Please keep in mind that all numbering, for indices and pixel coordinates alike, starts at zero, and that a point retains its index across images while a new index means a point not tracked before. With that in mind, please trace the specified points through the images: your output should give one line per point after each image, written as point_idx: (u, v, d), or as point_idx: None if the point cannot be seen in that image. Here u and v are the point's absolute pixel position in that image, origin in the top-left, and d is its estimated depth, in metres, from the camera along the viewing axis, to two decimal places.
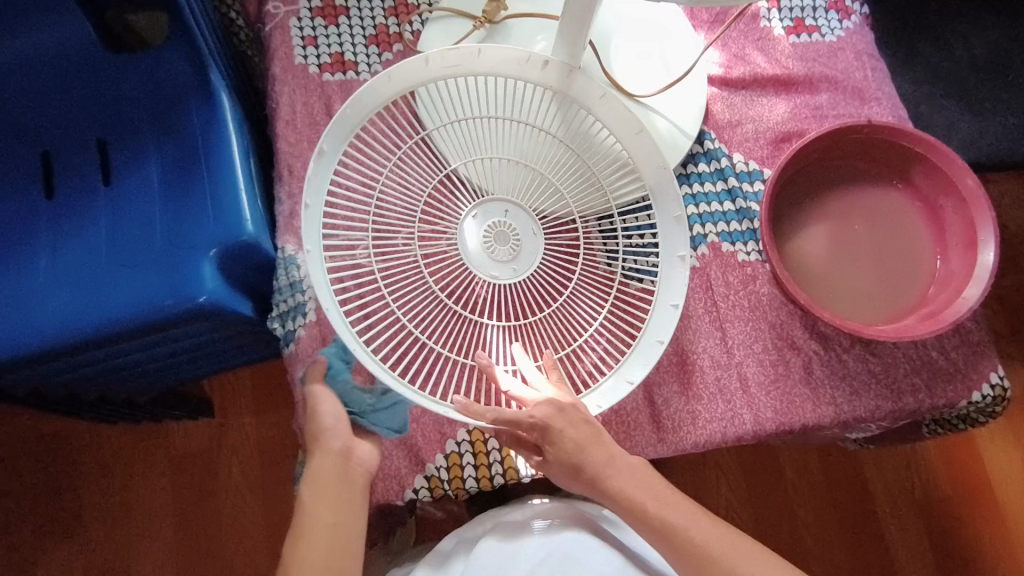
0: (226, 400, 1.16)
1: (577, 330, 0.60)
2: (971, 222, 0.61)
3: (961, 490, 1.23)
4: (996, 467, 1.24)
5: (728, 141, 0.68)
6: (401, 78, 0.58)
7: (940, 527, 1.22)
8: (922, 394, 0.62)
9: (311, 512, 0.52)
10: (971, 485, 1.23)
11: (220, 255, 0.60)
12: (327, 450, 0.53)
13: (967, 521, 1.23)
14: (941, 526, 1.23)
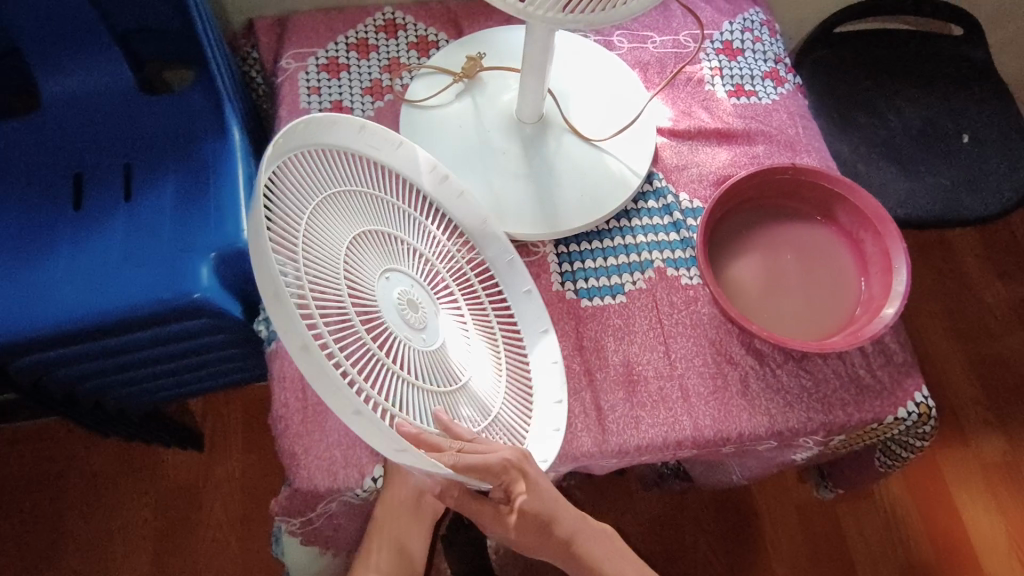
0: (217, 434, 1.21)
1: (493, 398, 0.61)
2: (887, 252, 0.68)
3: (944, 556, 1.21)
4: (978, 532, 1.23)
5: (675, 182, 0.77)
6: (336, 133, 0.55)
7: None
8: (850, 408, 0.66)
9: None
10: (954, 551, 1.22)
11: (217, 260, 0.68)
12: (414, 482, 0.65)
13: None
14: None
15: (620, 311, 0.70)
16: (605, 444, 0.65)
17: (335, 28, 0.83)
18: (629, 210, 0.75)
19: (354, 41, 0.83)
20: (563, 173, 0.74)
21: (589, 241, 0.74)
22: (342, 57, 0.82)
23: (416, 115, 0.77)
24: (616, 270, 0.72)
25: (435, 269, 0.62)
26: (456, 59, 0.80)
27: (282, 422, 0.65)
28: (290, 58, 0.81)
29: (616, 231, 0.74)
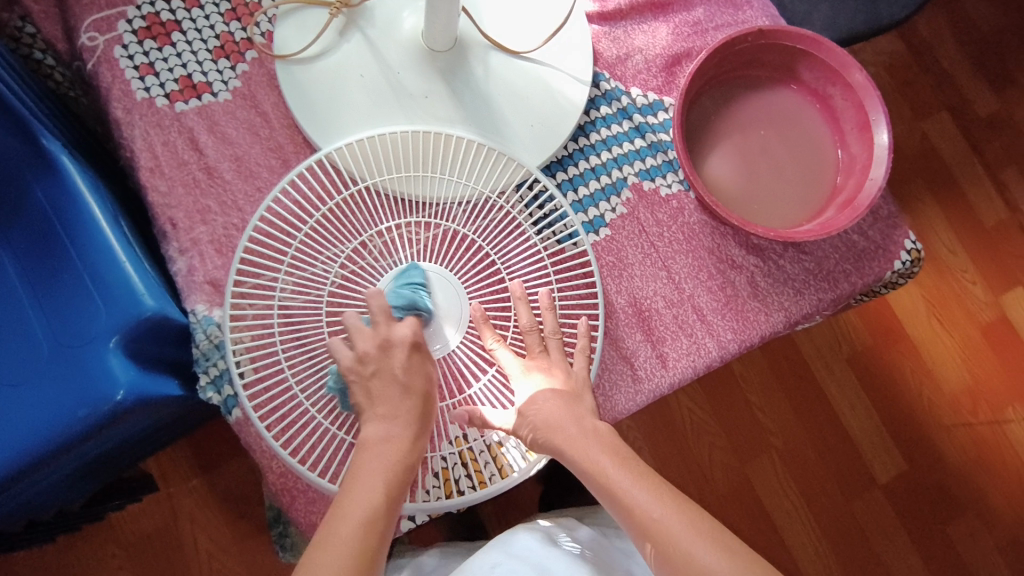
0: (167, 468, 1.03)
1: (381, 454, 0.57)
2: (861, 106, 0.64)
3: (903, 349, 1.21)
4: (914, 309, 1.22)
5: (621, 78, 0.67)
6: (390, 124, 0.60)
7: (897, 384, 1.20)
8: (854, 277, 0.65)
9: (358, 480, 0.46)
10: (923, 340, 1.21)
11: (124, 341, 0.51)
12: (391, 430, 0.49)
13: (911, 377, 1.20)
14: (905, 384, 1.20)
15: (610, 247, 0.64)
16: (640, 393, 0.61)
17: None
18: (583, 124, 0.65)
19: None
20: (504, 105, 0.62)
21: (552, 175, 0.64)
22: (164, 12, 0.60)
23: (302, 77, 0.60)
24: (591, 201, 0.64)
25: (293, 325, 0.56)
26: None
27: (287, 495, 0.56)
28: (90, 30, 0.59)
29: (578, 154, 0.65)
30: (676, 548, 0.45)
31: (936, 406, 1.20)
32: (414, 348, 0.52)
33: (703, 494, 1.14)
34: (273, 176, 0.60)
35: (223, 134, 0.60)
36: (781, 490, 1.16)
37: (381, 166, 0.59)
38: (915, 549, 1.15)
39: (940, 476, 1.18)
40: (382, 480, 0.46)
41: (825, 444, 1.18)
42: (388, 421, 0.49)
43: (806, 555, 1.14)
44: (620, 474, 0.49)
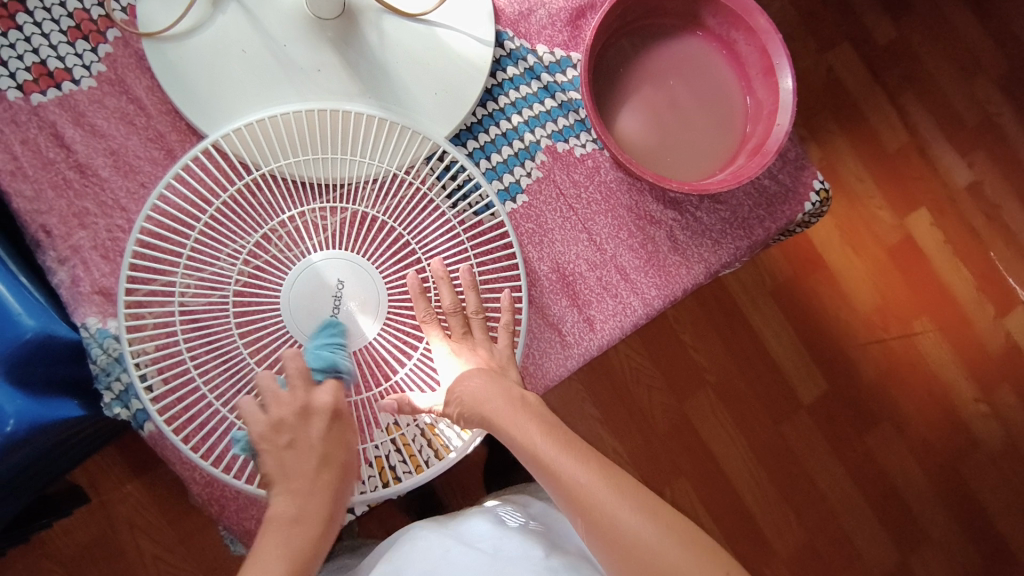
0: (96, 477, 0.96)
1: None
2: (765, 51, 0.63)
3: (822, 277, 1.26)
4: (830, 238, 1.27)
5: (525, 36, 0.64)
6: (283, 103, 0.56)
7: (817, 311, 1.26)
8: (768, 222, 0.67)
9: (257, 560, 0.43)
10: (838, 266, 1.27)
11: (7, 368, 0.46)
12: (293, 491, 0.46)
13: (830, 303, 1.26)
14: (824, 310, 1.26)
15: (529, 214, 0.62)
16: (571, 358, 0.61)
17: None
18: (491, 88, 0.62)
19: None
20: (404, 73, 0.58)
21: (462, 144, 0.61)
22: None
23: (175, 56, 0.54)
24: (504, 168, 0.62)
25: (200, 330, 0.52)
26: None
27: (215, 505, 0.54)
28: None
29: (487, 119, 0.62)
30: (602, 513, 0.46)
31: (853, 328, 1.27)
32: (335, 418, 0.49)
33: (645, 435, 1.18)
34: (157, 169, 0.55)
35: (92, 126, 0.54)
36: (717, 422, 1.21)
37: (277, 150, 0.55)
38: (839, 460, 1.24)
39: (858, 391, 1.26)
40: (315, 527, 0.46)
41: (755, 375, 1.23)
42: (300, 496, 0.46)
43: (744, 479, 1.21)
44: (548, 445, 0.48)
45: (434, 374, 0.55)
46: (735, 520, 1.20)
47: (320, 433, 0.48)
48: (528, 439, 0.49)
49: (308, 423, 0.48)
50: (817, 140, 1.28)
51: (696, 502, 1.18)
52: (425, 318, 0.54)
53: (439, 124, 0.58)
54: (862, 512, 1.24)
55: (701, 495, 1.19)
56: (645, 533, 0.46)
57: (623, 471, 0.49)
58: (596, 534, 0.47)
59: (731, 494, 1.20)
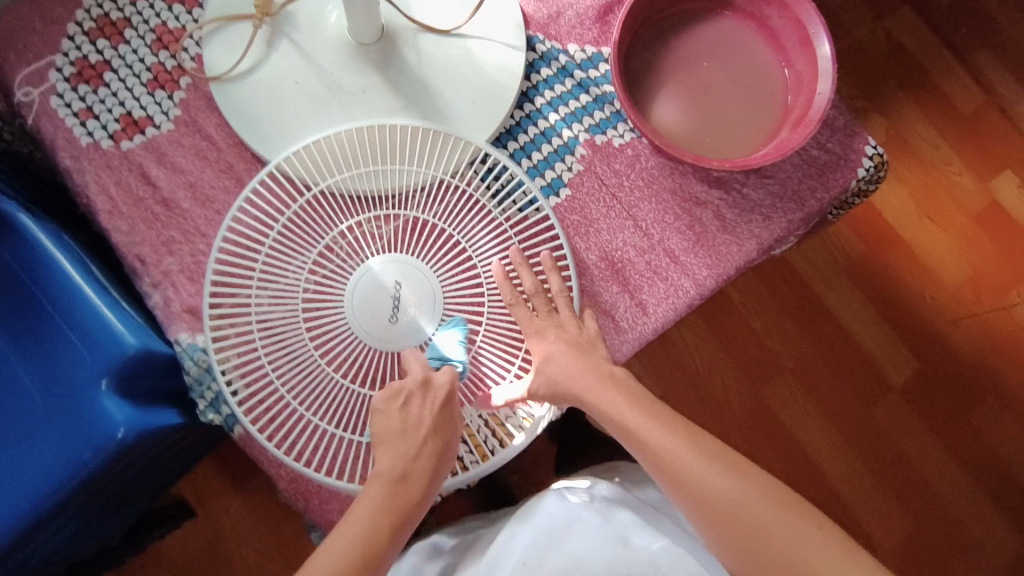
0: (200, 491, 1.04)
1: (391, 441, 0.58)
2: (799, 21, 0.62)
3: (899, 251, 1.20)
4: (907, 210, 1.21)
5: (556, 37, 0.66)
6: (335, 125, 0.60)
7: (898, 287, 1.20)
8: (820, 193, 0.65)
9: (358, 511, 0.48)
10: (917, 238, 1.20)
11: (116, 381, 0.53)
12: (402, 452, 0.50)
13: (912, 278, 1.20)
14: (906, 286, 1.20)
15: (574, 206, 0.64)
16: (626, 343, 0.62)
17: (55, 15, 0.61)
18: (527, 90, 0.65)
19: (93, 24, 0.61)
20: (443, 85, 0.61)
21: (503, 146, 0.64)
22: (91, 54, 0.61)
23: (239, 94, 0.60)
24: (546, 165, 0.64)
25: (276, 338, 0.57)
26: None
27: (301, 498, 0.58)
28: (24, 85, 0.60)
29: (526, 120, 0.64)
30: (687, 472, 0.48)
31: (941, 302, 1.20)
32: (396, 482, 0.49)
33: (721, 426, 1.16)
34: (229, 196, 0.61)
35: (173, 164, 0.61)
36: (799, 409, 1.17)
37: (333, 169, 0.59)
38: (939, 442, 1.17)
39: (954, 368, 1.18)
40: (418, 487, 0.50)
41: (835, 359, 1.18)
42: (406, 457, 0.50)
43: (834, 467, 1.16)
44: (636, 415, 0.51)
45: (514, 325, 0.59)
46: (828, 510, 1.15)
47: (378, 497, 0.49)
48: (616, 407, 0.51)
49: (411, 418, 0.51)
50: (881, 110, 1.23)
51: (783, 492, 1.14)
52: (511, 302, 0.56)
53: (481, 127, 0.61)
54: (970, 498, 1.15)
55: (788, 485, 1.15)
56: (731, 492, 0.47)
57: (710, 437, 0.50)
58: (682, 498, 0.47)
59: (820, 483, 1.15)
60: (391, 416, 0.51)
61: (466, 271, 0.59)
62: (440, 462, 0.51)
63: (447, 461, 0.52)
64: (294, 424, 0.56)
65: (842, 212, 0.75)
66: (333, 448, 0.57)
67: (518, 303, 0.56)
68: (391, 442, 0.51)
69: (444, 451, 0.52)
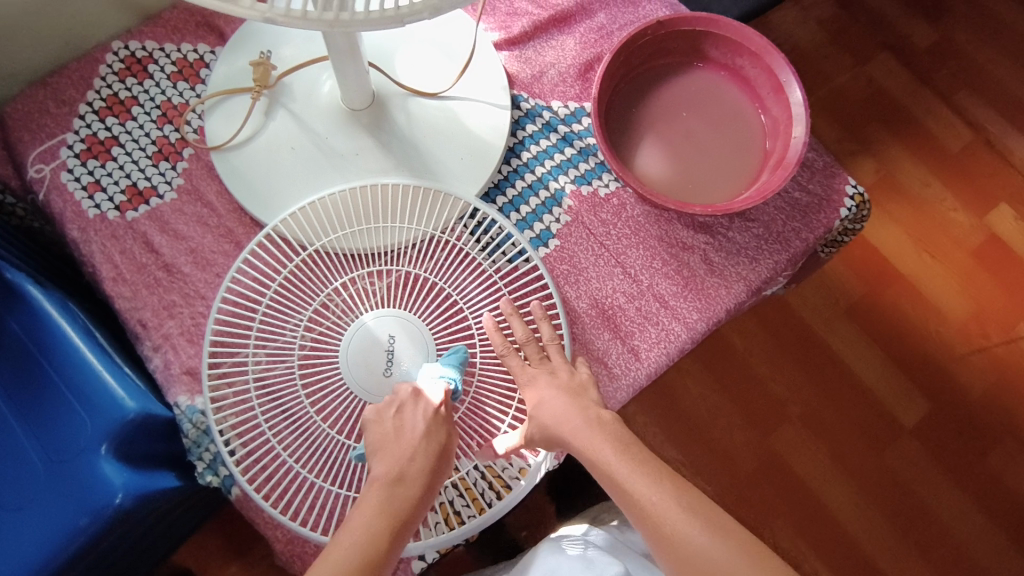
0: (202, 558, 1.03)
1: None
2: (771, 70, 0.65)
3: (898, 289, 1.20)
4: (903, 248, 1.22)
5: (540, 95, 0.70)
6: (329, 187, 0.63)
7: (901, 325, 1.19)
8: (804, 233, 0.67)
9: (357, 514, 0.47)
10: (915, 275, 1.20)
11: (115, 446, 0.53)
12: (392, 455, 0.50)
13: (913, 315, 1.19)
14: (909, 323, 1.19)
15: (563, 256, 0.66)
16: (621, 389, 0.63)
17: (68, 97, 0.65)
18: (513, 146, 0.68)
19: (102, 103, 0.65)
20: (432, 145, 0.64)
21: (492, 201, 0.66)
22: (100, 130, 0.64)
23: (238, 161, 0.63)
24: (534, 217, 0.66)
25: (272, 397, 0.58)
26: (237, 70, 0.65)
27: (298, 560, 0.58)
28: (36, 162, 0.63)
29: (513, 175, 0.67)
30: (670, 529, 0.46)
31: (946, 339, 1.19)
32: (392, 483, 0.48)
33: (730, 473, 1.14)
34: (228, 259, 0.63)
35: (175, 232, 0.63)
36: (809, 453, 1.15)
37: (327, 230, 0.62)
38: (956, 484, 1.14)
39: (964, 407, 1.17)
40: (415, 488, 0.49)
41: (842, 402, 1.17)
42: (400, 460, 0.50)
43: (849, 512, 1.12)
44: (623, 465, 0.50)
45: (508, 374, 0.59)
46: (847, 558, 1.11)
47: (376, 500, 0.47)
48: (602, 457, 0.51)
49: (404, 422, 0.52)
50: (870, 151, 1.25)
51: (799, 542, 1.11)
52: (503, 353, 0.57)
53: (470, 182, 0.64)
54: (993, 541, 1.12)
55: (802, 532, 1.12)
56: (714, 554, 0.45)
57: (698, 494, 0.49)
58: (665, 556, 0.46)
59: (836, 529, 1.12)
60: (383, 424, 0.52)
61: (458, 324, 0.60)
62: (437, 461, 0.51)
63: (445, 464, 0.51)
64: (289, 483, 0.57)
65: (831, 250, 0.76)
66: (330, 506, 0.57)
67: (511, 352, 0.57)
68: (386, 445, 0.51)
69: (437, 447, 0.51)
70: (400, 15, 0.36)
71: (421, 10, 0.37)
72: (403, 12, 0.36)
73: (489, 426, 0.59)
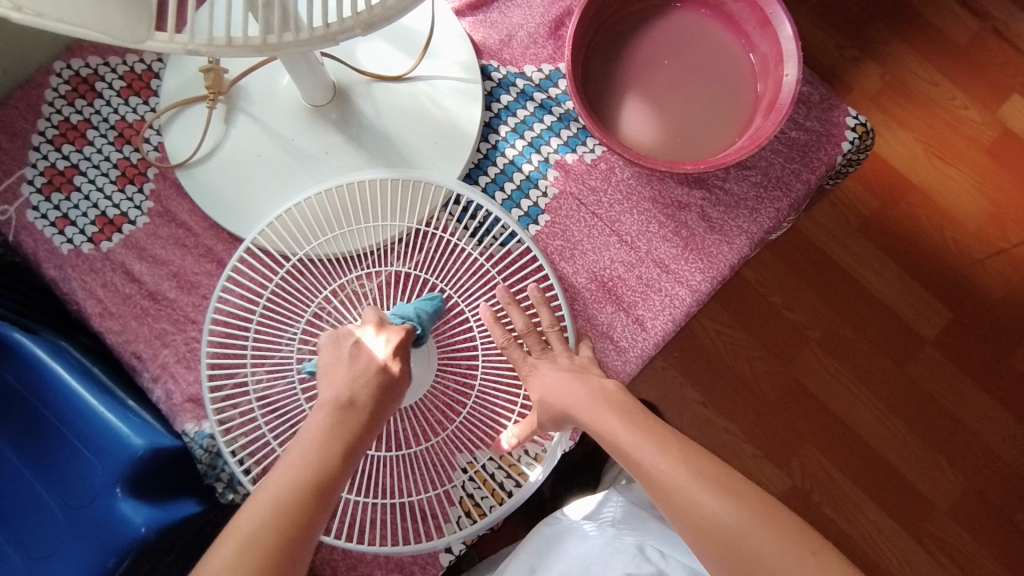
0: None
1: (407, 496, 0.58)
2: (755, 2, 0.60)
3: (919, 185, 1.01)
4: (919, 136, 1.02)
5: (511, 61, 0.66)
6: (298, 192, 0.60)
7: (923, 229, 1.01)
8: (805, 174, 0.63)
9: (303, 441, 0.44)
10: (933, 167, 1.01)
11: (128, 484, 0.53)
12: (340, 384, 0.48)
13: (942, 214, 1.01)
14: (933, 226, 1.01)
15: (555, 230, 0.63)
16: (629, 362, 0.61)
17: (20, 129, 0.62)
18: (489, 121, 0.64)
19: (55, 131, 0.62)
20: (404, 133, 0.60)
21: (475, 182, 0.63)
22: (58, 161, 0.61)
23: (205, 177, 0.61)
24: (520, 194, 0.63)
25: (277, 415, 0.58)
26: (190, 78, 0.61)
27: (329, 566, 0.60)
28: None
29: (493, 152, 0.64)
30: (682, 498, 0.45)
31: (972, 237, 1.01)
32: (343, 407, 0.46)
33: (754, 407, 0.99)
34: (212, 279, 0.61)
35: (154, 257, 0.61)
36: (832, 380, 0.99)
37: (307, 240, 0.59)
38: (1003, 406, 0.99)
39: (995, 313, 1.01)
40: (361, 419, 0.47)
41: (873, 331, 1.00)
42: (352, 388, 0.48)
43: (890, 446, 0.98)
44: (629, 433, 0.48)
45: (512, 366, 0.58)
46: (895, 495, 0.97)
47: (325, 422, 0.45)
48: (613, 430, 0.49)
49: (364, 353, 0.49)
50: None
51: (834, 476, 0.98)
52: (506, 344, 0.55)
53: (447, 168, 0.60)
54: None
55: (842, 467, 0.98)
56: (730, 518, 0.43)
57: (709, 456, 0.47)
58: (682, 525, 0.45)
59: (880, 465, 0.98)
60: (342, 349, 0.50)
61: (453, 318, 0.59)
62: (388, 388, 0.49)
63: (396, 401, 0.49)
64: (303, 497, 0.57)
65: (837, 180, 0.72)
66: (350, 513, 0.57)
67: (514, 344, 0.55)
68: (333, 372, 0.48)
69: (388, 373, 0.49)
70: (331, 33, 0.33)
71: (354, 27, 0.33)
72: (334, 30, 0.33)
73: (500, 418, 0.58)
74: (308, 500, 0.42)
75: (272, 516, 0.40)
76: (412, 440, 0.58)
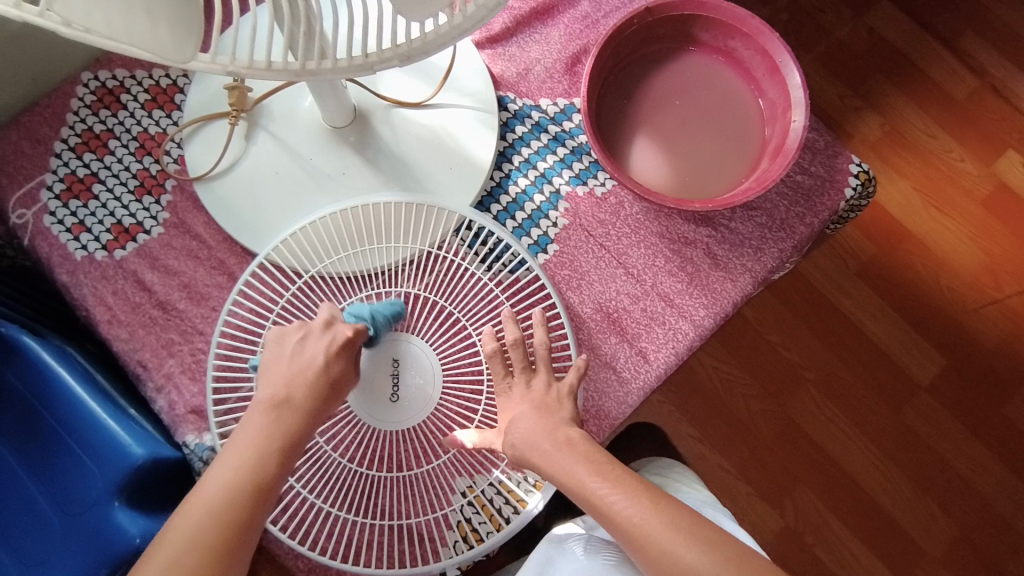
0: None
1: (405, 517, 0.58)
2: (765, 51, 0.62)
3: (915, 233, 1.03)
4: (918, 186, 1.04)
5: (528, 94, 0.68)
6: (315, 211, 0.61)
7: (920, 277, 1.03)
8: (809, 217, 0.64)
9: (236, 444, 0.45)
10: (931, 216, 1.04)
11: (125, 494, 0.53)
12: (280, 382, 0.48)
13: (938, 262, 1.03)
14: (929, 274, 1.03)
15: (563, 260, 0.64)
16: (631, 394, 0.62)
17: (43, 135, 0.63)
18: (504, 150, 0.66)
19: (78, 139, 0.63)
20: (420, 158, 0.62)
21: (487, 209, 0.65)
22: (79, 168, 0.63)
23: (223, 191, 0.62)
24: (530, 223, 0.65)
25: None
26: (214, 95, 0.63)
27: None
28: (18, 208, 0.62)
29: (505, 180, 0.65)
30: (658, 550, 0.44)
31: (967, 286, 1.03)
32: (279, 404, 0.47)
33: (749, 446, 0.99)
34: (222, 292, 0.62)
35: (166, 267, 0.62)
36: (826, 422, 1.00)
37: (320, 258, 0.60)
38: (995, 455, 1.00)
39: (989, 363, 1.02)
40: (300, 416, 0.47)
41: (868, 374, 1.01)
42: (291, 385, 0.48)
43: (883, 491, 0.98)
44: (598, 483, 0.48)
45: None
46: (887, 541, 0.97)
47: (262, 421, 0.46)
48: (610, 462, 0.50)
49: (306, 350, 0.50)
50: None
51: (827, 518, 0.97)
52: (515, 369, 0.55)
53: (461, 194, 0.62)
54: None
55: (835, 510, 0.98)
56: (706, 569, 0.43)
57: (680, 505, 0.47)
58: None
59: (873, 509, 0.98)
60: (284, 346, 0.50)
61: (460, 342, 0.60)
62: (328, 385, 0.49)
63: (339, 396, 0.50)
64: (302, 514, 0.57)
65: (840, 224, 0.74)
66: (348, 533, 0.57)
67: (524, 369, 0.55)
68: (274, 368, 0.49)
69: (328, 370, 0.49)
70: (370, 63, 0.35)
71: (392, 58, 0.34)
72: (372, 60, 0.35)
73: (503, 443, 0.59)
74: (241, 504, 0.43)
75: (203, 526, 0.42)
76: (413, 461, 0.58)
